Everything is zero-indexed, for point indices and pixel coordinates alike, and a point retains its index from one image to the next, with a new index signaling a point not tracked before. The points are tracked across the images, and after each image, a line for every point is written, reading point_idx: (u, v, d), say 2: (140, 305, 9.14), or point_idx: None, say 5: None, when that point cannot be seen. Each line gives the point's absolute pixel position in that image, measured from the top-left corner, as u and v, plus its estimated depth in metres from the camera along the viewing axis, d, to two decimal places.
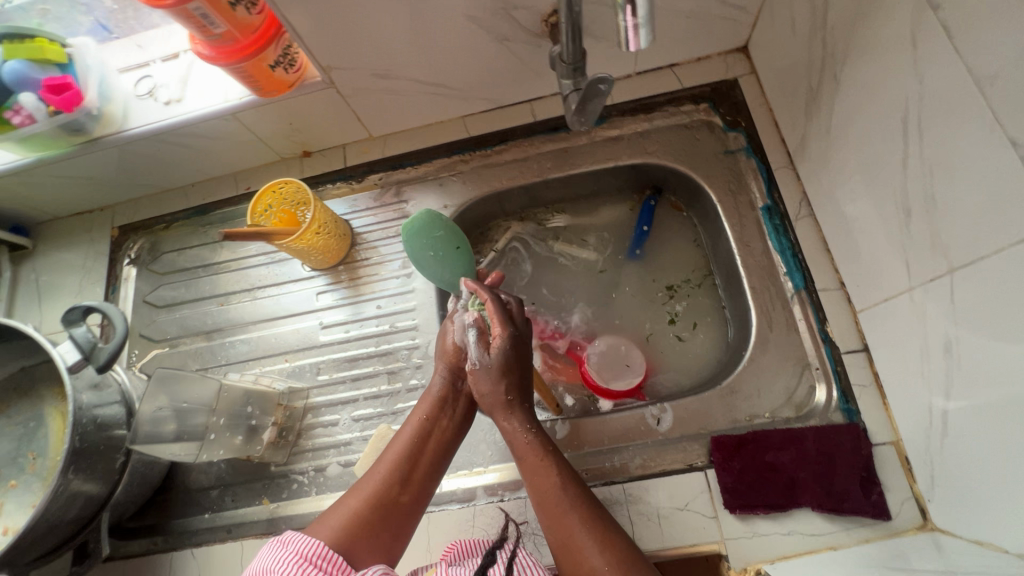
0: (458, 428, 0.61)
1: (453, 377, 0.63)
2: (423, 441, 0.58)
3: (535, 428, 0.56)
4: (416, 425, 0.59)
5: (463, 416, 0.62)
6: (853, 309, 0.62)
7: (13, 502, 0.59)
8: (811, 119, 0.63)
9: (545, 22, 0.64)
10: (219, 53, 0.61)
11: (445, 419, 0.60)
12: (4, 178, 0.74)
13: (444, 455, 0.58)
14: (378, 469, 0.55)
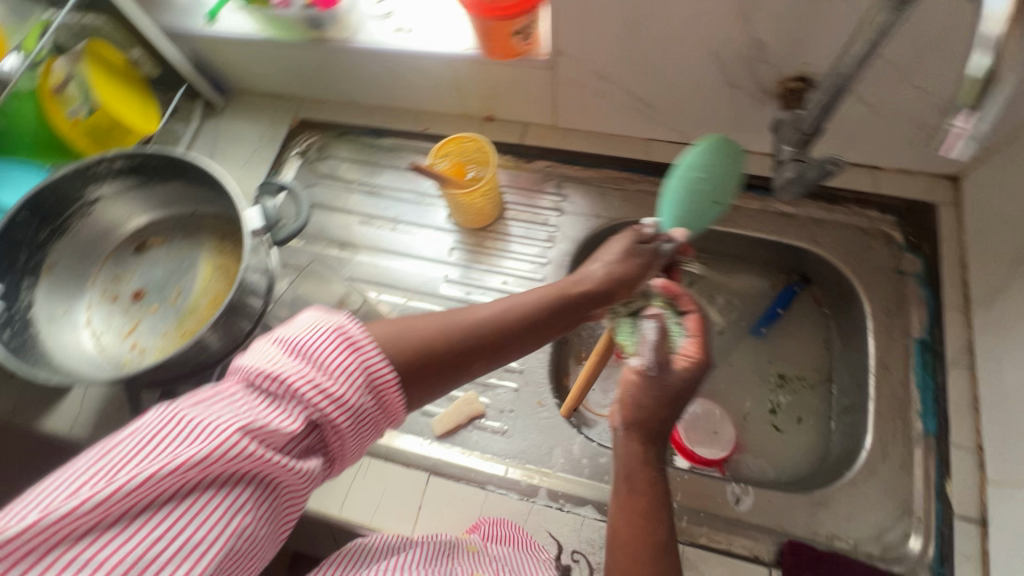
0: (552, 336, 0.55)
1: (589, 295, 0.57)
2: (544, 316, 0.53)
3: (661, 475, 0.49)
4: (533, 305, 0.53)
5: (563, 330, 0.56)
6: (984, 476, 0.59)
7: (149, 324, 0.64)
8: (1013, 275, 0.61)
9: (783, 85, 0.64)
10: (475, 5, 0.63)
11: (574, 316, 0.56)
12: (232, 42, 0.81)
13: (534, 343, 0.53)
14: (474, 318, 0.49)
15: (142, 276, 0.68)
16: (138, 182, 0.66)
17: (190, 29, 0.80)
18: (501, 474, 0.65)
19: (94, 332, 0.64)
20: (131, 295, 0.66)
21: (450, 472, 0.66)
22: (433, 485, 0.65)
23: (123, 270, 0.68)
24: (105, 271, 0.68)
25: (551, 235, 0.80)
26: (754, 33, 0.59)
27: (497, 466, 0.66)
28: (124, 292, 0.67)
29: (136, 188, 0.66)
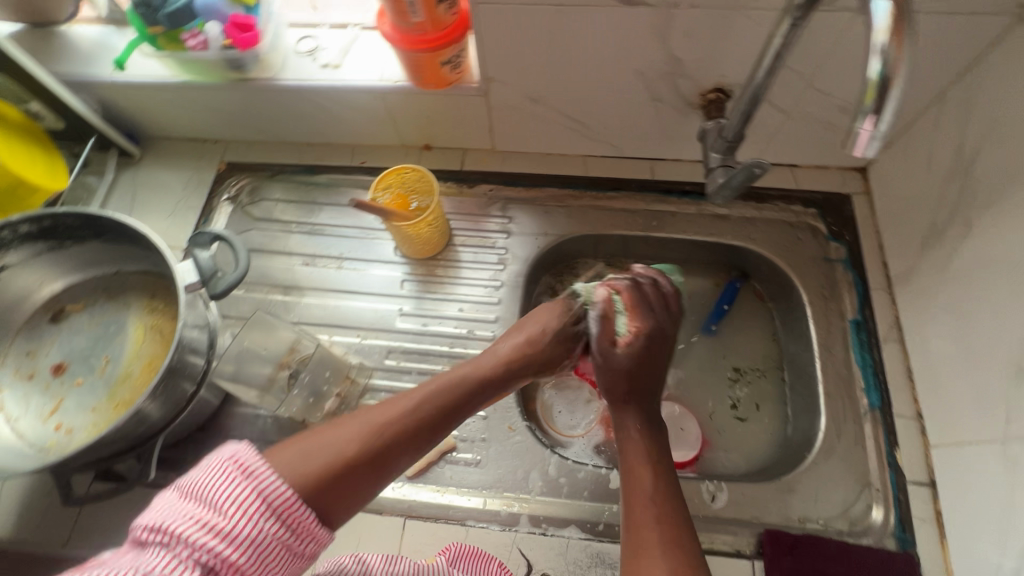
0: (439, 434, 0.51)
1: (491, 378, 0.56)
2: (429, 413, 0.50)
3: (648, 430, 0.55)
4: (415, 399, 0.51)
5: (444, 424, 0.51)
6: (927, 441, 0.64)
7: (73, 400, 0.59)
8: (925, 254, 0.66)
9: (702, 97, 0.68)
10: (403, 38, 0.63)
11: (471, 407, 0.54)
12: (145, 90, 0.76)
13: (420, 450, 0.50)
14: (380, 409, 0.49)
15: (62, 347, 0.61)
16: (50, 247, 0.60)
17: (97, 77, 0.75)
18: (479, 507, 0.64)
19: (9, 417, 0.57)
20: (50, 370, 0.60)
21: (426, 514, 0.63)
22: (410, 529, 0.62)
23: (39, 343, 0.61)
24: (16, 346, 0.61)
25: (502, 257, 0.80)
26: (672, 50, 0.62)
27: (475, 500, 0.64)
28: (41, 367, 0.60)
29: (49, 253, 0.60)
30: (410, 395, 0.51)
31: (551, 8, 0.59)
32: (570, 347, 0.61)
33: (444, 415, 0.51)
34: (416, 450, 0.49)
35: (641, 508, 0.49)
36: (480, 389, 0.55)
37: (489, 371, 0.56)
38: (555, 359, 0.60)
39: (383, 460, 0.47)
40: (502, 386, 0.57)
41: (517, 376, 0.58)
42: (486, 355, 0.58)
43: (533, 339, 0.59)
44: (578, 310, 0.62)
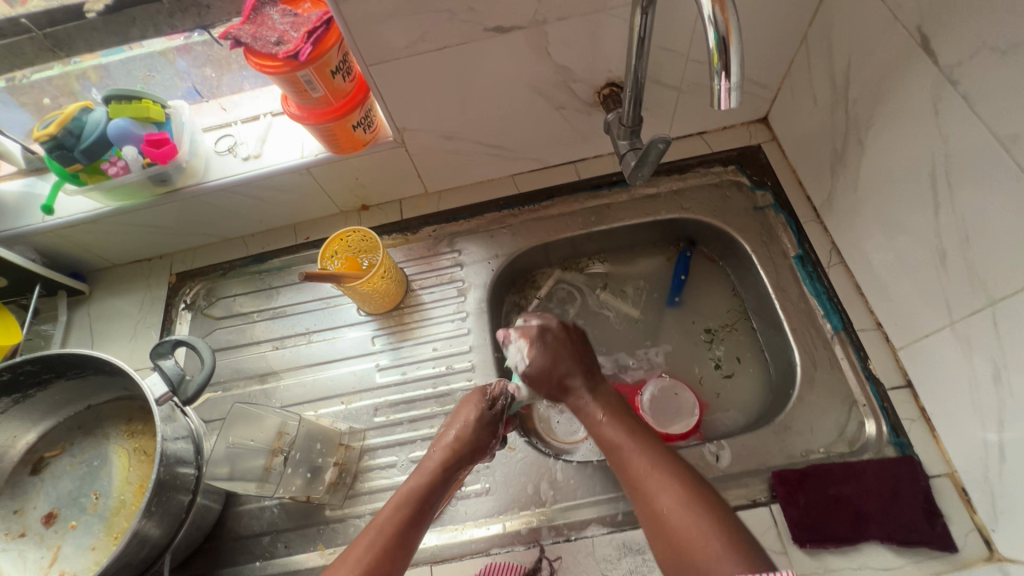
0: (412, 541, 0.57)
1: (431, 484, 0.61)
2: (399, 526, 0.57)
3: (598, 395, 0.66)
4: (387, 515, 0.57)
5: (417, 529, 0.58)
6: (893, 347, 0.67)
7: (72, 544, 0.58)
8: (837, 178, 0.71)
9: (598, 94, 0.73)
10: (311, 114, 0.67)
11: (434, 502, 0.61)
12: (80, 226, 0.78)
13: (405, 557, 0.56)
14: (368, 532, 0.56)
15: (48, 496, 0.60)
16: (15, 400, 0.59)
17: (31, 226, 0.76)
18: (499, 532, 0.64)
19: None
20: (41, 521, 0.59)
21: (450, 555, 0.64)
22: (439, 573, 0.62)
23: (24, 498, 0.60)
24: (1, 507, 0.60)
25: (461, 289, 0.82)
26: (557, 61, 0.67)
27: (493, 527, 0.65)
28: (31, 521, 0.59)
29: (15, 406, 0.59)
30: (384, 512, 0.58)
31: (436, 53, 0.63)
32: (494, 431, 0.66)
33: (418, 509, 0.59)
34: (410, 544, 0.57)
35: (629, 457, 0.59)
36: (433, 487, 0.61)
37: (432, 472, 0.62)
38: (477, 453, 0.65)
39: (395, 559, 0.55)
40: (451, 474, 0.63)
41: (460, 465, 0.63)
42: (424, 462, 0.63)
43: (460, 436, 0.64)
44: (493, 391, 0.68)
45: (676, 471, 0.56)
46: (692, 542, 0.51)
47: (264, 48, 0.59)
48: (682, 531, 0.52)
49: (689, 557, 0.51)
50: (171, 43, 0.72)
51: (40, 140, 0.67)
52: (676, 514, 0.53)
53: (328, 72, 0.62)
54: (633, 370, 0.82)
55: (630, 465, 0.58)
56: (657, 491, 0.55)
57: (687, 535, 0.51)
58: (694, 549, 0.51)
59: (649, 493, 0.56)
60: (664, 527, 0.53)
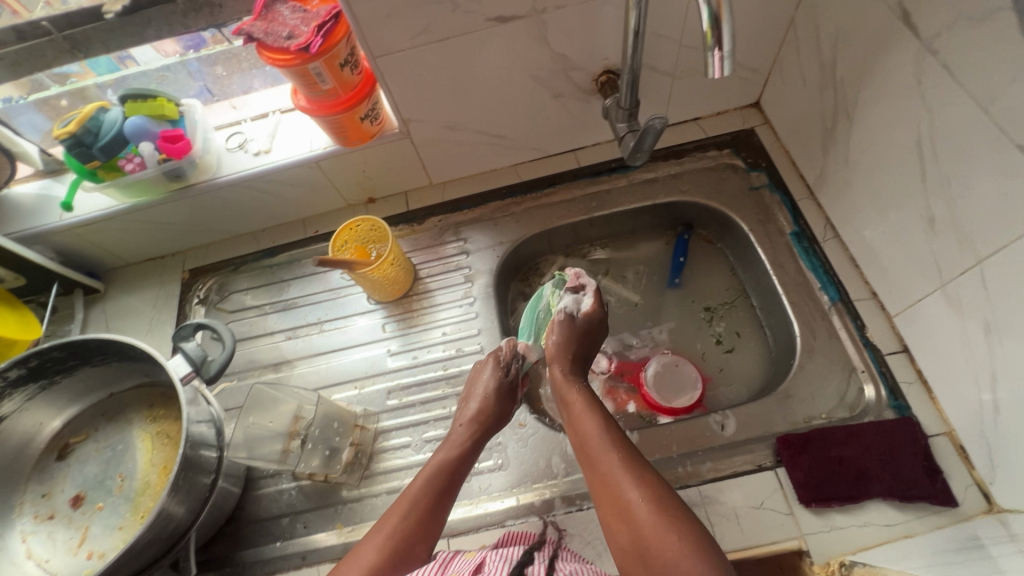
0: (444, 510, 0.59)
1: (456, 455, 0.63)
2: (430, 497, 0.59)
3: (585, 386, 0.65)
4: (417, 488, 0.59)
5: (447, 497, 0.60)
6: (888, 314, 0.69)
7: (99, 524, 0.59)
8: (828, 154, 0.74)
9: (596, 81, 0.76)
10: (320, 106, 0.69)
11: (462, 473, 0.63)
12: (98, 225, 0.81)
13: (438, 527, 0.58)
14: (399, 507, 0.58)
15: (75, 480, 0.62)
16: (42, 387, 0.61)
17: (49, 225, 0.79)
18: (514, 505, 0.66)
19: (39, 560, 0.57)
20: (69, 504, 0.61)
21: (467, 528, 0.65)
22: (456, 545, 0.64)
23: (51, 483, 0.62)
24: (29, 491, 0.61)
25: (468, 275, 0.85)
26: (555, 49, 0.70)
27: (507, 500, 0.67)
28: (60, 504, 0.61)
29: (42, 393, 0.61)
30: (416, 481, 0.60)
31: (440, 44, 0.66)
32: (511, 398, 0.69)
33: (449, 483, 0.61)
34: (442, 512, 0.59)
35: (599, 451, 0.56)
36: (461, 459, 0.63)
37: (460, 445, 0.64)
38: (499, 419, 0.68)
39: (427, 527, 0.57)
40: (477, 446, 0.65)
41: (485, 436, 0.66)
42: (452, 435, 0.66)
43: (482, 408, 0.67)
44: (505, 358, 0.72)
45: (647, 470, 0.53)
46: (656, 540, 0.47)
47: (276, 42, 0.62)
48: (645, 527, 0.48)
49: (649, 554, 0.47)
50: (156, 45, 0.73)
51: (59, 138, 0.69)
52: (642, 510, 0.49)
53: (337, 64, 0.65)
54: (637, 348, 0.84)
55: (597, 453, 0.56)
56: (624, 486, 0.52)
57: (652, 532, 0.48)
58: (658, 546, 0.47)
59: (616, 488, 0.52)
60: (628, 523, 0.50)
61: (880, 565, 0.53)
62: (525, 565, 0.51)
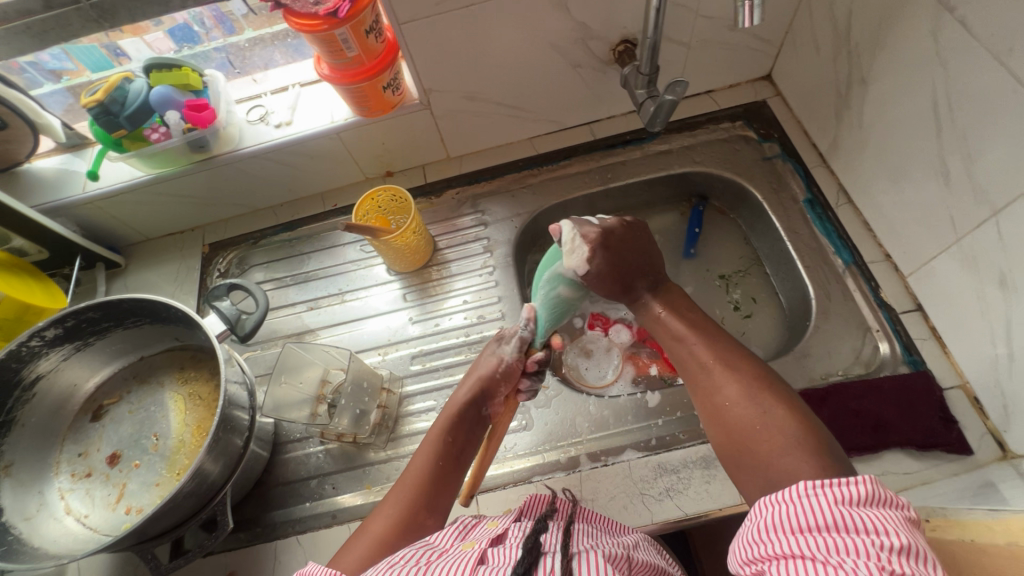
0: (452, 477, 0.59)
1: (456, 423, 0.62)
2: (434, 467, 0.58)
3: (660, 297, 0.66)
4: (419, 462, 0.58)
5: (454, 465, 0.59)
6: (902, 275, 0.71)
7: (137, 480, 0.62)
8: (842, 121, 0.75)
9: (613, 51, 0.77)
10: (344, 74, 0.70)
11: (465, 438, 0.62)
12: (121, 197, 0.81)
13: (447, 492, 0.57)
14: (403, 481, 0.57)
15: (110, 440, 0.66)
16: (77, 348, 0.63)
17: (72, 197, 0.79)
18: (539, 462, 0.68)
19: (79, 515, 0.61)
20: (106, 462, 0.64)
21: (495, 486, 0.67)
22: (485, 501, 0.66)
23: (87, 442, 0.66)
24: (66, 451, 0.65)
25: (487, 246, 0.86)
26: (576, 17, 0.71)
27: (533, 458, 0.68)
28: (97, 462, 0.64)
29: (77, 353, 0.64)
30: (417, 458, 0.59)
31: (463, 11, 0.67)
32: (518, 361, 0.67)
33: (450, 451, 0.60)
34: (449, 479, 0.58)
35: (694, 351, 0.58)
36: (458, 424, 0.62)
37: (461, 412, 0.63)
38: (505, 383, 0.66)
39: (433, 500, 0.56)
40: (482, 412, 0.65)
41: (484, 399, 0.65)
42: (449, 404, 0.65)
43: (479, 373, 0.66)
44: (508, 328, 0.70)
45: (741, 366, 0.54)
46: (752, 430, 0.49)
47: (304, 8, 0.63)
48: (744, 419, 0.50)
49: (749, 445, 0.49)
50: (139, 36, 0.76)
51: (88, 106, 0.70)
52: (736, 410, 0.51)
53: (363, 31, 0.66)
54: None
55: (691, 359, 0.58)
56: (720, 383, 0.54)
57: (749, 423, 0.49)
58: (756, 436, 0.48)
59: (711, 388, 0.54)
60: (722, 417, 0.52)
61: (901, 506, 0.54)
62: (539, 533, 0.47)
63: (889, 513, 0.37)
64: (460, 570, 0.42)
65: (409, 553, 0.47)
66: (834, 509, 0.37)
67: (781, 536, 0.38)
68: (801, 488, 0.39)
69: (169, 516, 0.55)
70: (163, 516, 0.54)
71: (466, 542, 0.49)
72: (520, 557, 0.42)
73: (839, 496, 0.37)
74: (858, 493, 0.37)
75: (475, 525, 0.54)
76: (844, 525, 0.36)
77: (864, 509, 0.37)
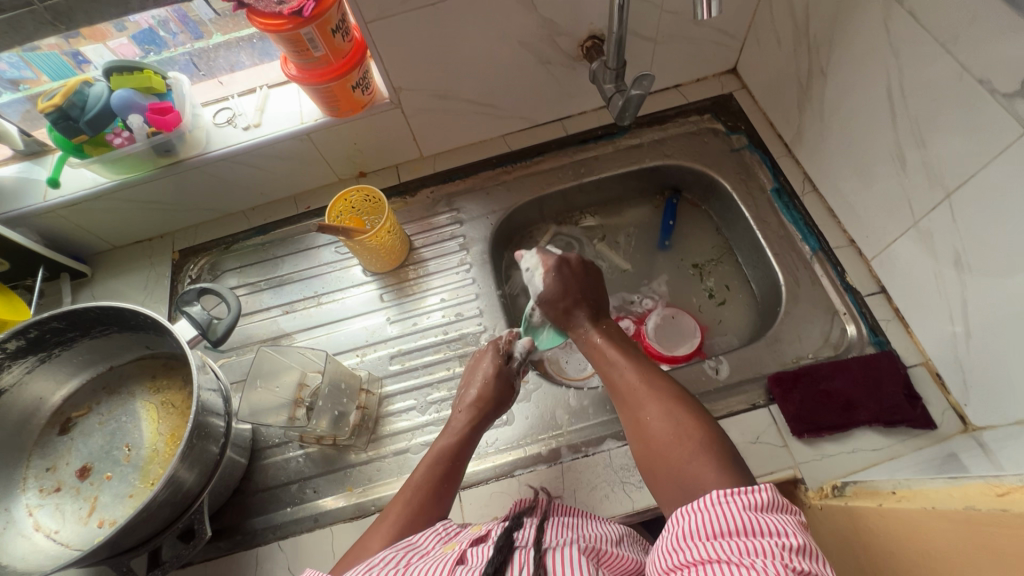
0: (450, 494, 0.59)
1: (459, 444, 0.62)
2: (437, 488, 0.58)
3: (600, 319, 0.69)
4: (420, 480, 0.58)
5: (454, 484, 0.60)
6: (866, 259, 0.73)
7: (109, 493, 0.61)
8: (804, 111, 0.77)
9: (581, 47, 0.78)
10: (312, 74, 0.70)
11: (464, 458, 0.62)
12: (85, 205, 0.79)
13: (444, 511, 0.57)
14: (404, 496, 0.57)
15: (80, 452, 0.64)
16: (41, 359, 0.62)
17: (33, 206, 0.77)
18: (521, 456, 0.68)
19: (48, 531, 0.59)
20: (76, 475, 0.63)
21: (477, 481, 0.67)
22: (467, 499, 0.65)
23: (55, 456, 0.64)
24: (33, 466, 0.63)
25: (462, 243, 0.86)
26: (543, 14, 0.72)
27: (514, 452, 0.69)
28: (66, 476, 0.63)
29: (41, 365, 0.62)
30: (417, 472, 0.59)
31: (429, 8, 0.67)
32: (511, 382, 0.69)
33: (452, 470, 0.60)
34: (447, 496, 0.58)
35: (622, 374, 0.60)
36: (462, 445, 0.62)
37: (459, 432, 0.63)
38: (498, 403, 0.67)
39: (430, 517, 0.56)
40: (479, 430, 0.65)
41: (486, 420, 0.66)
42: (453, 423, 0.65)
43: (481, 395, 0.66)
44: (504, 347, 0.71)
45: (664, 385, 0.57)
46: (668, 444, 0.51)
47: (268, 8, 0.62)
48: (663, 438, 0.52)
49: (663, 462, 0.51)
50: (104, 42, 0.74)
51: (45, 111, 0.69)
52: (659, 427, 0.53)
53: (329, 29, 0.65)
54: (637, 304, 0.88)
55: (619, 376, 0.60)
56: (644, 401, 0.56)
57: (666, 443, 0.52)
58: (673, 456, 0.50)
59: (636, 406, 0.56)
60: (645, 435, 0.54)
61: (870, 481, 0.56)
62: (514, 530, 0.47)
63: (784, 518, 0.40)
64: (438, 571, 0.42)
65: (390, 555, 0.47)
66: (743, 515, 0.39)
67: (697, 542, 0.39)
68: (715, 496, 0.41)
69: (141, 528, 0.53)
70: (138, 526, 0.52)
71: (448, 544, 0.49)
72: (493, 555, 0.42)
73: (748, 502, 0.40)
74: (760, 499, 0.40)
75: (459, 532, 0.52)
76: (752, 526, 0.38)
77: (767, 513, 0.40)
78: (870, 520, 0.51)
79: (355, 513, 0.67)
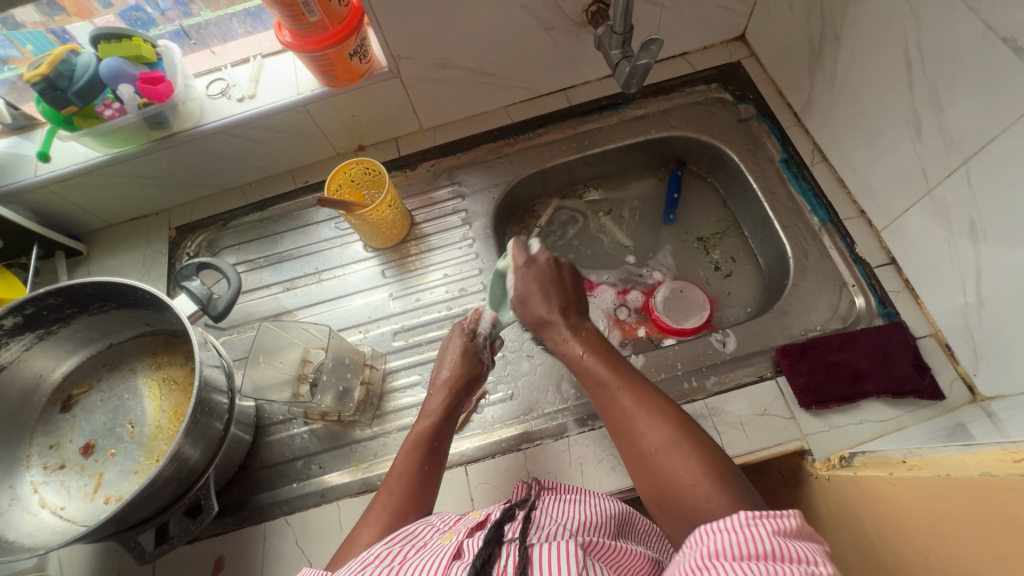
0: (434, 475, 0.58)
1: (435, 426, 0.61)
2: (417, 472, 0.57)
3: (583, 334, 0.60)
4: (404, 470, 0.57)
5: (438, 466, 0.58)
6: (876, 230, 0.72)
7: (114, 469, 0.61)
8: (815, 78, 0.75)
9: (586, 12, 0.75)
10: (307, 41, 0.67)
11: (446, 438, 0.61)
12: (76, 181, 0.77)
13: (432, 492, 0.57)
14: (391, 486, 0.56)
15: (83, 430, 0.64)
16: (39, 336, 0.61)
17: (23, 181, 0.75)
18: (527, 430, 0.68)
19: (54, 508, 0.59)
20: (80, 453, 0.63)
21: (482, 455, 0.67)
22: (474, 473, 0.65)
23: (58, 434, 0.64)
24: (36, 443, 0.63)
25: (465, 218, 0.84)
26: None
27: (518, 427, 0.69)
28: (69, 454, 0.62)
29: (39, 343, 0.61)
30: (399, 458, 0.58)
31: None
32: (480, 360, 0.68)
33: (433, 452, 0.59)
34: (434, 478, 0.57)
35: (614, 395, 0.53)
36: (442, 423, 0.61)
37: (436, 413, 0.62)
38: (468, 380, 0.66)
39: (419, 499, 0.55)
40: (456, 409, 0.64)
41: (462, 400, 0.65)
42: (429, 404, 0.63)
43: (454, 373, 0.66)
44: (470, 326, 0.69)
45: (660, 406, 0.51)
46: (677, 483, 0.46)
47: None
48: (674, 477, 0.46)
49: (672, 501, 0.46)
50: (89, 20, 0.73)
51: (31, 81, 0.66)
52: (669, 461, 0.47)
53: None
54: (645, 276, 0.87)
55: (610, 395, 0.53)
56: (644, 430, 0.50)
57: (677, 481, 0.46)
58: (685, 498, 0.45)
59: (636, 433, 0.50)
60: (650, 470, 0.48)
61: (879, 451, 0.56)
62: (504, 524, 0.45)
63: (811, 545, 0.38)
64: (433, 568, 0.41)
65: (385, 551, 0.46)
66: (772, 539, 0.36)
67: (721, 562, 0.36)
68: (742, 516, 0.37)
69: (146, 505, 0.53)
70: (144, 502, 0.52)
71: (445, 535, 0.48)
72: (480, 549, 0.41)
73: (777, 526, 0.37)
74: (789, 525, 0.37)
75: (457, 522, 0.51)
76: (781, 553, 0.35)
77: (793, 540, 0.37)
78: (880, 488, 0.51)
79: (362, 487, 0.67)
